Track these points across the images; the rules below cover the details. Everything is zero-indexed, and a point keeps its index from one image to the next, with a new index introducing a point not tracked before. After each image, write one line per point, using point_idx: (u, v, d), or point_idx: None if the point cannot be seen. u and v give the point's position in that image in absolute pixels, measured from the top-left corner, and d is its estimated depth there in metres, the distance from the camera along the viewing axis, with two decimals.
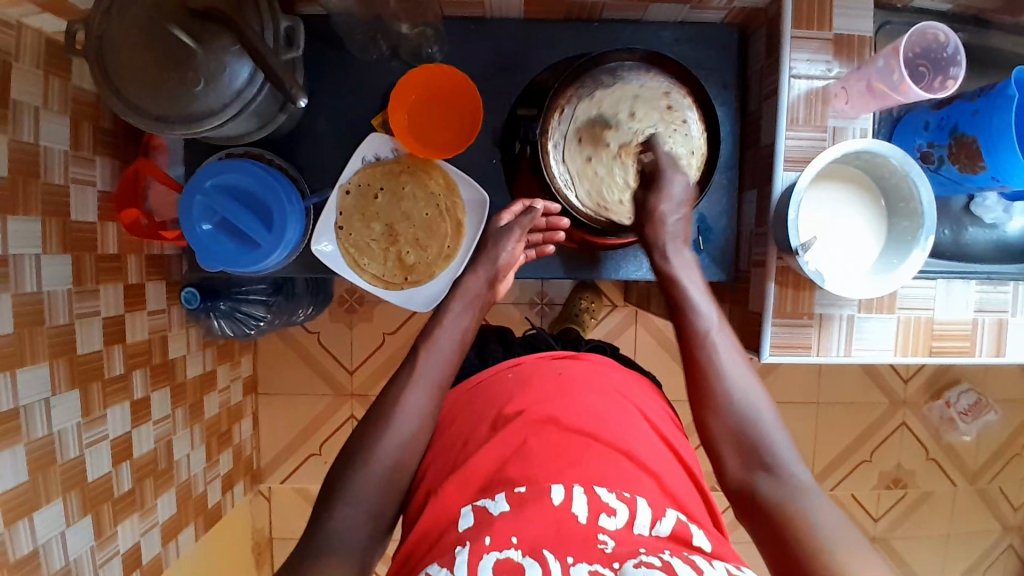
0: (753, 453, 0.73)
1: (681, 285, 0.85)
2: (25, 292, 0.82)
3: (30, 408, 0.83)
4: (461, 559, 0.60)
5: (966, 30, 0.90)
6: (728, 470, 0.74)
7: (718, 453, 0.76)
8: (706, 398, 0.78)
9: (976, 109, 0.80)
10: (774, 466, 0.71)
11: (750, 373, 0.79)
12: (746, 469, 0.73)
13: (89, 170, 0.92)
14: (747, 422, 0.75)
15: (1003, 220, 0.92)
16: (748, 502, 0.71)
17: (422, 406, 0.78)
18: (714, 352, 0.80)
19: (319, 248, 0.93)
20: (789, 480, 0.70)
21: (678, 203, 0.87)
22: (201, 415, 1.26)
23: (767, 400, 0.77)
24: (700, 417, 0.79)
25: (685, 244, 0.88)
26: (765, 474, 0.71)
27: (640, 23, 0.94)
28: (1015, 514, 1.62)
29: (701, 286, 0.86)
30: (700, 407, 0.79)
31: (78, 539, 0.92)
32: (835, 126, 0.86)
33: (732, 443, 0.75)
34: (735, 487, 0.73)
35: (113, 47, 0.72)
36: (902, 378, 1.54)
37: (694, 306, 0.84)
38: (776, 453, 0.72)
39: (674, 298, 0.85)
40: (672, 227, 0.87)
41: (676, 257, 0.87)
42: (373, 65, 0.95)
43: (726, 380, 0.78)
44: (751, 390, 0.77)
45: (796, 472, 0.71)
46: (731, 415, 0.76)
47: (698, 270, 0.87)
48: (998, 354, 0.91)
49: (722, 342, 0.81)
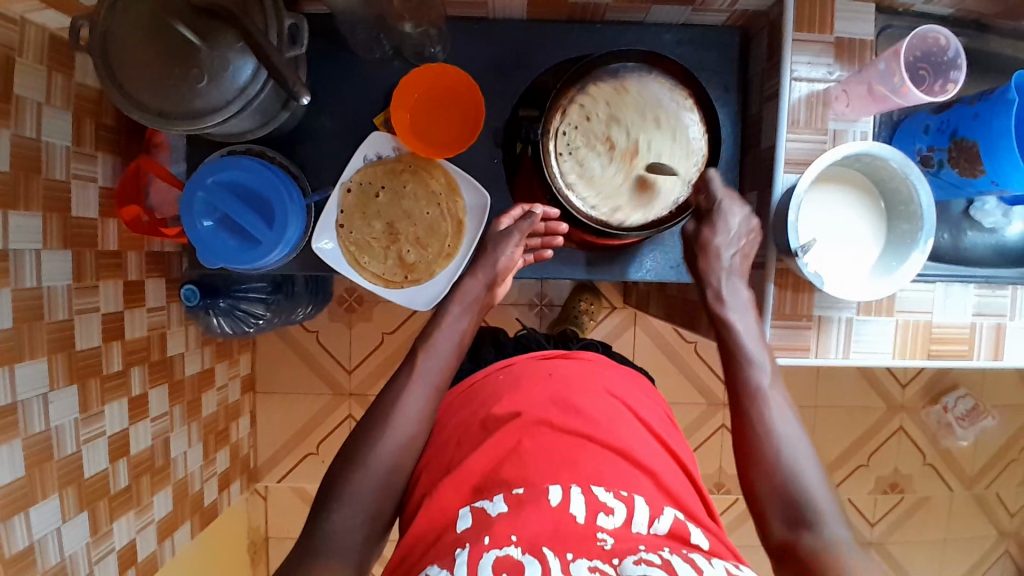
0: (800, 515, 0.71)
1: (732, 327, 0.83)
2: (25, 287, 0.82)
3: (27, 403, 0.83)
4: (461, 560, 0.60)
5: (966, 34, 0.90)
6: (772, 529, 0.72)
7: (761, 511, 0.73)
8: (750, 452, 0.76)
9: (976, 113, 0.81)
10: (816, 524, 0.70)
11: (799, 430, 0.77)
12: (789, 527, 0.71)
13: (90, 166, 0.92)
14: (794, 479, 0.73)
15: (1001, 225, 0.92)
16: (790, 560, 0.69)
17: (421, 404, 0.78)
18: (765, 408, 0.77)
19: (319, 245, 0.93)
20: (834, 542, 0.68)
21: (735, 237, 0.86)
22: (199, 412, 1.26)
23: (814, 458, 0.75)
24: (741, 473, 0.76)
25: (740, 280, 0.86)
26: (808, 533, 0.69)
27: (643, 24, 0.95)
28: (1012, 519, 1.62)
29: (753, 327, 0.83)
30: (746, 462, 0.76)
31: (74, 535, 0.92)
32: (835, 129, 0.86)
33: (778, 505, 0.72)
34: (778, 546, 0.71)
35: (117, 42, 0.72)
36: (900, 382, 1.54)
37: (746, 352, 0.81)
38: (820, 513, 0.70)
39: (724, 339, 0.83)
40: (727, 262, 0.86)
41: (729, 292, 0.85)
42: (377, 64, 0.95)
43: (773, 433, 0.76)
44: (796, 442, 0.75)
45: (837, 531, 0.69)
46: (778, 473, 0.73)
47: (751, 312, 0.84)
48: (995, 358, 0.91)
49: (771, 391, 0.79)
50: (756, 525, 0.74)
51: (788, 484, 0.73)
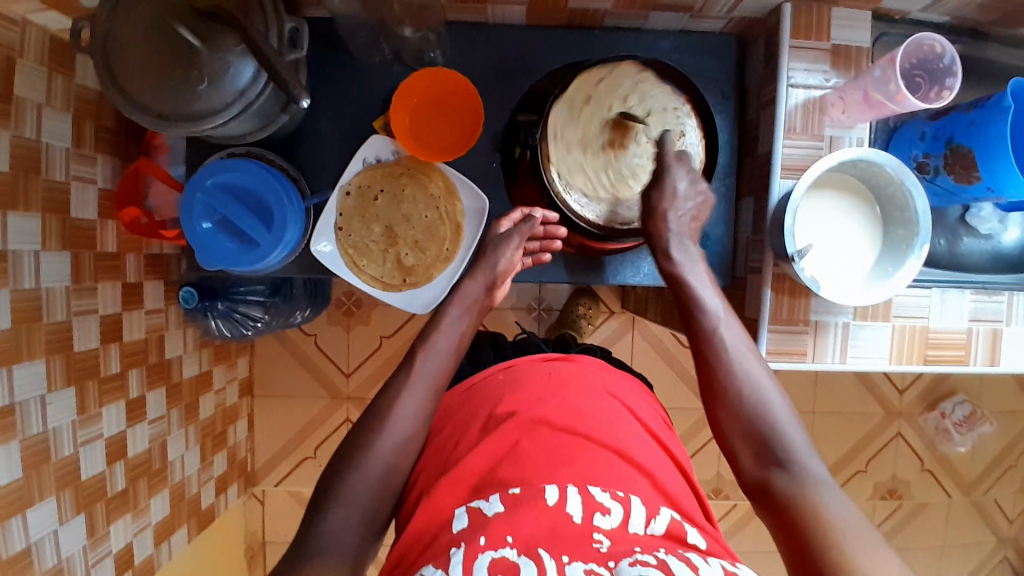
0: (767, 449, 0.73)
1: (685, 280, 0.84)
2: (24, 289, 0.82)
3: (25, 404, 0.83)
4: (456, 560, 0.60)
5: (963, 41, 0.91)
6: (744, 466, 0.75)
7: (732, 449, 0.77)
8: (719, 397, 0.78)
9: (971, 121, 0.81)
10: (788, 461, 0.72)
11: (763, 370, 0.78)
12: (760, 465, 0.73)
13: (90, 168, 0.93)
14: (755, 408, 0.76)
15: (998, 231, 0.93)
16: (764, 495, 0.71)
17: (418, 406, 0.78)
18: (723, 348, 0.79)
19: (318, 248, 0.93)
20: (805, 475, 0.70)
21: (683, 198, 0.86)
22: (197, 415, 1.26)
23: (781, 396, 0.77)
24: (714, 418, 0.79)
25: (691, 241, 0.86)
26: (780, 470, 0.72)
27: (641, 30, 0.95)
28: (1010, 525, 1.62)
29: (705, 279, 0.85)
30: (711, 400, 0.79)
31: (71, 537, 0.91)
32: (831, 136, 0.86)
33: (747, 441, 0.75)
34: (751, 479, 0.74)
35: (119, 45, 0.72)
36: (897, 388, 1.55)
37: (701, 301, 0.83)
38: (791, 449, 0.73)
39: (683, 297, 0.84)
40: (678, 223, 0.86)
41: (680, 252, 0.85)
42: (376, 68, 0.95)
43: (736, 375, 0.77)
44: (763, 382, 0.77)
45: (808, 463, 0.72)
46: (742, 408, 0.76)
47: (703, 265, 0.86)
48: (992, 364, 0.91)
49: (731, 335, 0.80)
50: (731, 464, 0.77)
51: (755, 421, 0.75)
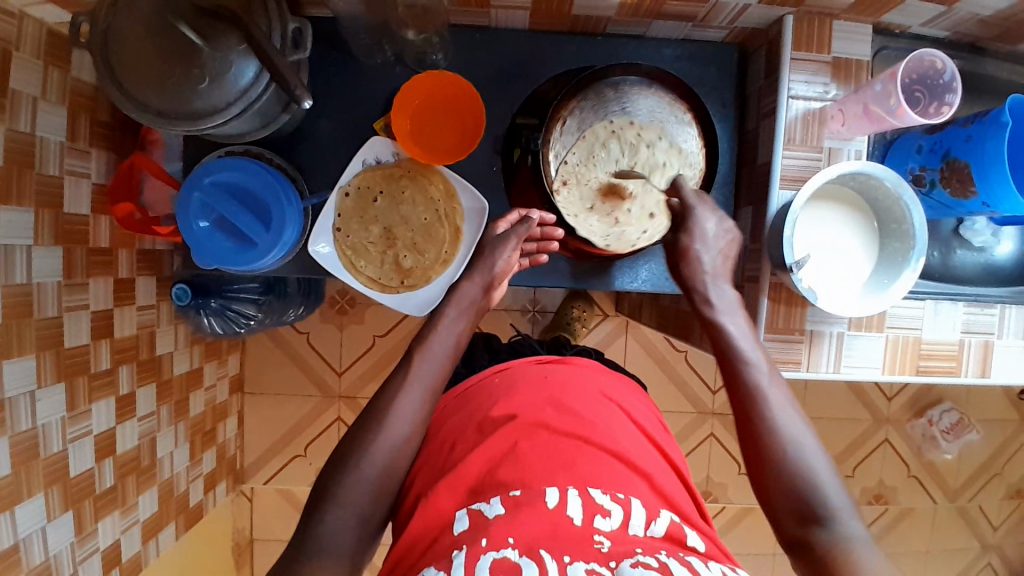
0: (807, 508, 0.71)
1: (723, 329, 0.82)
2: (15, 283, 0.80)
3: (14, 400, 0.81)
4: (459, 561, 0.60)
5: (961, 57, 0.92)
6: (782, 523, 0.73)
7: (772, 509, 0.73)
8: (758, 453, 0.75)
9: (968, 135, 0.82)
10: (829, 520, 0.70)
11: (803, 423, 0.76)
12: (800, 524, 0.71)
13: (84, 162, 0.91)
14: (799, 469, 0.73)
15: (991, 244, 0.94)
16: (803, 556, 0.70)
17: (415, 409, 0.78)
18: (764, 403, 0.76)
19: (315, 249, 0.93)
20: (847, 537, 0.69)
21: (713, 239, 0.86)
22: (187, 412, 1.25)
23: (820, 450, 0.75)
24: (753, 473, 0.75)
25: (726, 282, 0.85)
26: (819, 529, 0.70)
27: (643, 38, 0.96)
28: (993, 532, 1.64)
29: (744, 327, 0.82)
30: (751, 457, 0.76)
31: (58, 535, 0.90)
32: (830, 147, 0.87)
33: (789, 504, 0.72)
34: (793, 538, 0.71)
35: (118, 38, 0.71)
36: (886, 396, 1.56)
37: (741, 353, 0.80)
38: (832, 507, 0.70)
39: (721, 346, 0.81)
40: (712, 266, 0.85)
41: (715, 297, 0.84)
42: (378, 69, 0.95)
43: (778, 433, 0.74)
44: (803, 438, 0.74)
45: (850, 524, 0.70)
46: (785, 468, 0.73)
47: (741, 312, 0.83)
48: (982, 375, 0.93)
49: (771, 389, 0.77)
50: (769, 520, 0.74)
51: (796, 480, 0.72)
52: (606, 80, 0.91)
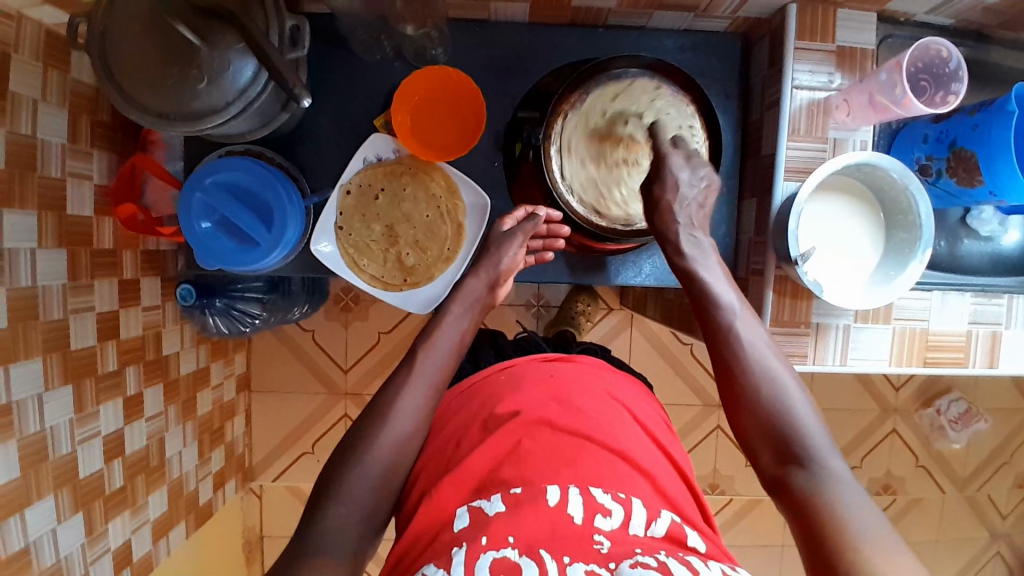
0: (787, 447, 0.72)
1: (699, 275, 0.82)
2: (21, 286, 0.81)
3: (23, 403, 0.82)
4: (458, 560, 0.60)
5: (966, 44, 0.91)
6: (763, 464, 0.74)
7: (752, 447, 0.76)
8: (735, 393, 0.77)
9: (975, 124, 0.81)
10: (808, 459, 0.71)
11: (781, 364, 0.78)
12: (779, 463, 0.72)
13: (86, 164, 0.91)
14: (775, 407, 0.75)
15: (997, 233, 0.93)
16: (782, 494, 0.70)
17: (420, 407, 0.78)
18: (740, 346, 0.78)
19: (318, 248, 0.93)
20: (825, 473, 0.69)
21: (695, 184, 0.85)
22: (194, 412, 1.26)
23: (800, 391, 0.76)
24: (732, 414, 0.78)
25: (702, 233, 0.84)
26: (799, 468, 0.70)
27: (645, 29, 0.95)
28: (1003, 521, 1.63)
29: (720, 272, 0.83)
30: (731, 401, 0.78)
31: (69, 536, 0.91)
32: (835, 138, 0.86)
33: (766, 441, 0.74)
34: (771, 478, 0.73)
35: (115, 41, 0.71)
36: (894, 386, 1.56)
37: (716, 296, 0.81)
38: (808, 446, 0.72)
39: (697, 292, 0.82)
40: (687, 216, 0.84)
41: (691, 248, 0.83)
42: (376, 65, 0.94)
43: (754, 373, 0.76)
44: (780, 376, 0.76)
45: (828, 462, 0.70)
46: (761, 408, 0.75)
47: (716, 262, 0.84)
48: (990, 366, 0.92)
49: (749, 333, 0.79)
50: (751, 462, 0.76)
51: (771, 416, 0.74)
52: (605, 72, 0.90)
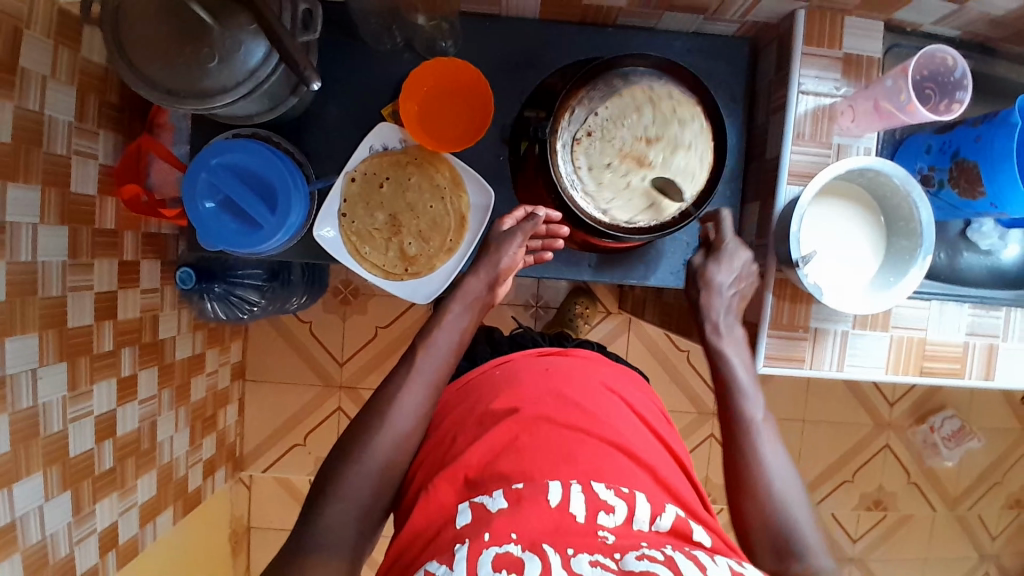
0: (785, 544, 0.72)
1: (728, 361, 0.84)
2: (20, 261, 0.81)
3: (16, 377, 0.81)
4: (460, 556, 0.59)
5: (972, 57, 0.91)
6: (760, 560, 0.73)
7: (750, 540, 0.74)
8: (739, 484, 0.76)
9: (977, 136, 0.82)
10: (804, 554, 0.71)
11: (790, 467, 0.78)
12: (777, 560, 0.72)
13: (92, 143, 0.91)
14: (779, 504, 0.74)
15: (998, 247, 0.93)
16: None
17: (418, 396, 0.78)
18: (755, 437, 0.79)
19: (320, 233, 0.93)
20: (821, 572, 0.70)
21: (735, 274, 0.87)
22: (188, 397, 1.25)
23: (801, 492, 0.76)
24: (730, 497, 0.77)
25: (738, 320, 0.87)
26: (797, 564, 0.70)
27: (654, 30, 0.95)
28: (993, 541, 1.63)
29: (746, 360, 0.85)
30: (735, 492, 0.77)
31: (56, 514, 0.90)
32: (838, 144, 0.87)
33: (767, 538, 0.73)
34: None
35: (129, 18, 0.71)
36: (888, 401, 1.56)
37: (738, 385, 0.83)
38: (807, 543, 0.72)
39: (721, 377, 0.84)
40: (727, 299, 0.87)
41: (725, 332, 0.86)
42: (386, 55, 0.95)
43: (764, 468, 0.76)
44: (786, 475, 0.76)
45: (825, 563, 0.71)
46: (765, 502, 0.74)
47: (745, 347, 0.86)
48: (986, 378, 0.92)
49: (766, 430, 0.80)
50: (744, 556, 0.75)
51: (772, 515, 0.74)
52: (615, 70, 0.89)
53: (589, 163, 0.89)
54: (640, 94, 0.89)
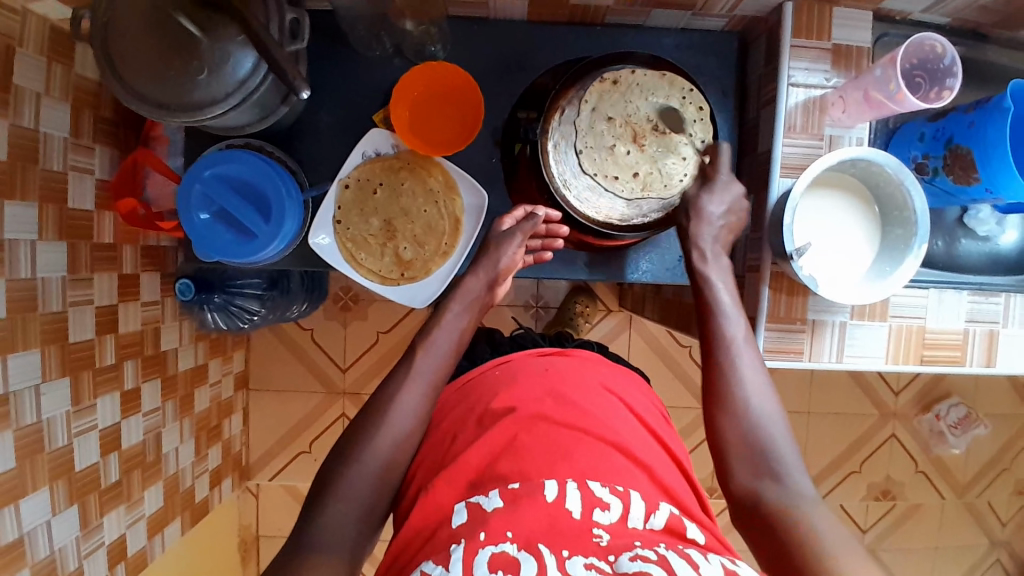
0: (762, 464, 0.73)
1: (711, 285, 0.85)
2: (20, 278, 0.81)
3: (19, 394, 0.82)
4: (456, 556, 0.59)
5: (963, 44, 0.91)
6: (735, 479, 0.74)
7: (726, 459, 0.76)
8: (720, 403, 0.78)
9: (971, 121, 0.82)
10: (780, 476, 0.72)
11: (769, 385, 0.79)
12: (753, 477, 0.73)
13: (88, 158, 0.92)
14: (756, 424, 0.76)
15: (995, 233, 0.93)
16: (753, 510, 0.71)
17: (417, 400, 0.78)
18: (735, 354, 0.80)
19: (315, 241, 0.93)
20: (796, 492, 0.71)
21: (727, 205, 0.87)
22: (192, 408, 1.26)
23: (779, 414, 0.77)
24: (709, 420, 0.79)
25: (725, 253, 0.88)
26: (771, 484, 0.72)
27: (643, 27, 0.95)
28: (1003, 528, 1.62)
29: (731, 286, 0.86)
30: (713, 412, 0.78)
31: (64, 529, 0.91)
32: (830, 135, 0.87)
33: (741, 453, 0.75)
34: (737, 499, 0.74)
35: (117, 34, 0.72)
36: (893, 391, 1.55)
37: (720, 307, 0.83)
38: (783, 464, 0.73)
39: (703, 299, 0.84)
40: (716, 229, 0.87)
41: (711, 261, 0.86)
42: (376, 62, 0.95)
43: (742, 388, 0.78)
44: (763, 396, 0.77)
45: (799, 481, 0.72)
46: (745, 421, 0.76)
47: (730, 275, 0.87)
48: (987, 365, 0.92)
49: (745, 350, 0.80)
50: (720, 478, 0.77)
51: (749, 435, 0.75)
52: (603, 66, 0.88)
53: (597, 105, 0.85)
54: (682, 86, 0.86)
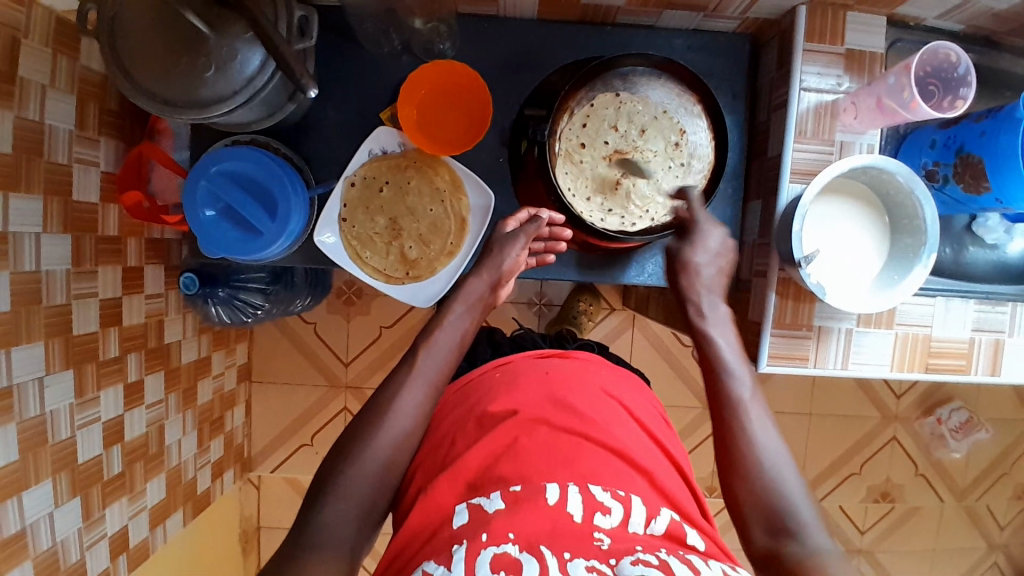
0: (780, 523, 0.71)
1: (713, 341, 0.84)
2: (24, 271, 0.81)
3: (23, 386, 0.82)
4: (458, 557, 0.60)
5: (976, 50, 0.90)
6: (753, 538, 0.72)
7: (741, 519, 0.73)
8: (731, 461, 0.75)
9: (982, 130, 0.81)
10: (800, 533, 0.69)
11: (777, 437, 0.77)
12: (771, 537, 0.70)
13: (93, 150, 0.92)
14: (773, 482, 0.73)
15: (1003, 241, 0.92)
16: (772, 568, 0.68)
17: (420, 401, 0.78)
18: (743, 413, 0.78)
19: (321, 239, 0.93)
20: (817, 550, 0.68)
21: (711, 254, 0.89)
22: (195, 400, 1.26)
23: (796, 475, 0.74)
24: (723, 478, 0.76)
25: (719, 298, 0.88)
26: (792, 542, 0.69)
27: (654, 28, 0.95)
28: (1001, 531, 1.63)
29: (733, 341, 0.85)
30: (728, 475, 0.75)
31: (66, 521, 0.91)
32: (842, 140, 0.86)
33: (759, 515, 0.72)
34: (755, 554, 0.71)
35: (125, 30, 0.71)
36: (895, 394, 1.55)
37: (726, 364, 0.82)
38: (802, 521, 0.70)
39: (707, 355, 0.84)
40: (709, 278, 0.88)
41: (709, 309, 0.87)
42: (384, 59, 0.95)
43: (755, 447, 0.75)
44: (776, 451, 0.76)
45: (818, 540, 0.69)
46: (759, 481, 0.73)
47: (731, 327, 0.86)
48: (992, 374, 0.92)
49: (754, 406, 0.79)
50: (739, 538, 0.74)
51: (767, 493, 0.72)
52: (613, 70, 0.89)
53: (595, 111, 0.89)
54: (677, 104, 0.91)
